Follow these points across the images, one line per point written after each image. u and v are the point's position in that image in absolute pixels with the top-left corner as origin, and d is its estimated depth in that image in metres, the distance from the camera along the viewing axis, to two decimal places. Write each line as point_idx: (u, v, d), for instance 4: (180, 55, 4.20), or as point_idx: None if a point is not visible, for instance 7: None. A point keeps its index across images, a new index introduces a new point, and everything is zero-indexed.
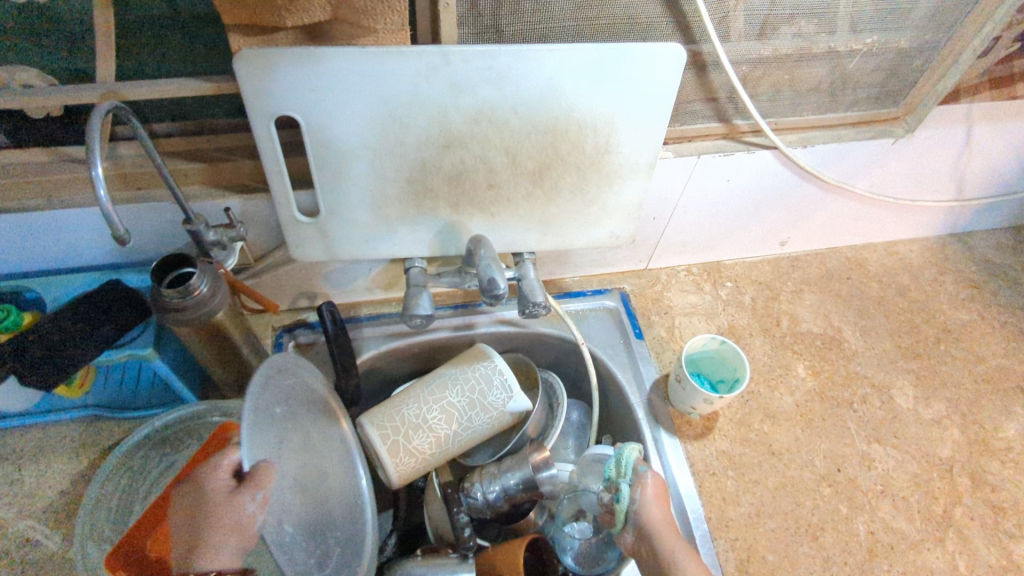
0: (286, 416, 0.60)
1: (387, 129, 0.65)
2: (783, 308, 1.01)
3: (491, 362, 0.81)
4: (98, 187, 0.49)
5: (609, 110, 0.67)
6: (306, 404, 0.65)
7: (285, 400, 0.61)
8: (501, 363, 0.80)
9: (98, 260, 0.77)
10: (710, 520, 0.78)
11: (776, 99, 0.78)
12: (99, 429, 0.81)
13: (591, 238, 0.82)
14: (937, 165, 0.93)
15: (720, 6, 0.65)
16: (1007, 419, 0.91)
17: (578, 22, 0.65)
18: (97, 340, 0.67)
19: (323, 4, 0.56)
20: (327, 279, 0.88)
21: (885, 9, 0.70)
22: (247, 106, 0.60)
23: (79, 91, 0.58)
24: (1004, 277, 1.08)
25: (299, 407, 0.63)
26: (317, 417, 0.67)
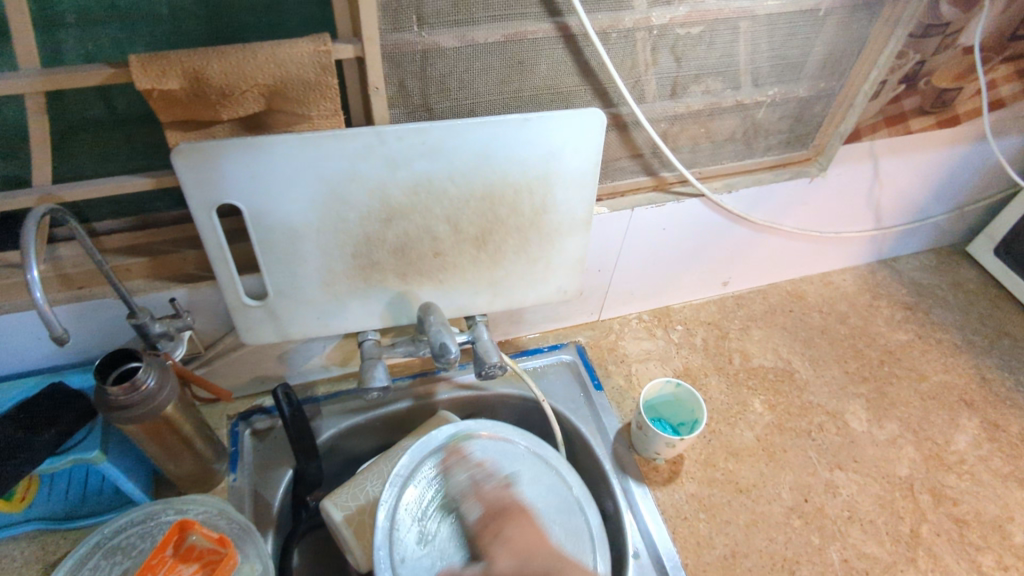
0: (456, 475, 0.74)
1: (330, 208, 0.67)
2: (733, 345, 1.04)
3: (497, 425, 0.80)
4: (35, 289, 0.49)
5: (541, 172, 0.71)
6: (501, 453, 0.77)
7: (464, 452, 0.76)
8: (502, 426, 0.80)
9: (39, 363, 0.76)
10: (687, 566, 0.78)
11: (696, 150, 0.84)
12: (43, 544, 0.76)
13: (539, 295, 0.84)
14: (853, 198, 1.01)
15: (631, 72, 0.71)
16: (956, 431, 0.95)
17: (502, 96, 0.69)
18: (38, 448, 0.65)
19: (256, 97, 0.58)
20: (280, 360, 0.87)
21: (779, 64, 0.77)
22: (188, 199, 0.62)
23: (15, 198, 0.60)
24: (934, 297, 1.14)
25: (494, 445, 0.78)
26: (501, 454, 0.77)
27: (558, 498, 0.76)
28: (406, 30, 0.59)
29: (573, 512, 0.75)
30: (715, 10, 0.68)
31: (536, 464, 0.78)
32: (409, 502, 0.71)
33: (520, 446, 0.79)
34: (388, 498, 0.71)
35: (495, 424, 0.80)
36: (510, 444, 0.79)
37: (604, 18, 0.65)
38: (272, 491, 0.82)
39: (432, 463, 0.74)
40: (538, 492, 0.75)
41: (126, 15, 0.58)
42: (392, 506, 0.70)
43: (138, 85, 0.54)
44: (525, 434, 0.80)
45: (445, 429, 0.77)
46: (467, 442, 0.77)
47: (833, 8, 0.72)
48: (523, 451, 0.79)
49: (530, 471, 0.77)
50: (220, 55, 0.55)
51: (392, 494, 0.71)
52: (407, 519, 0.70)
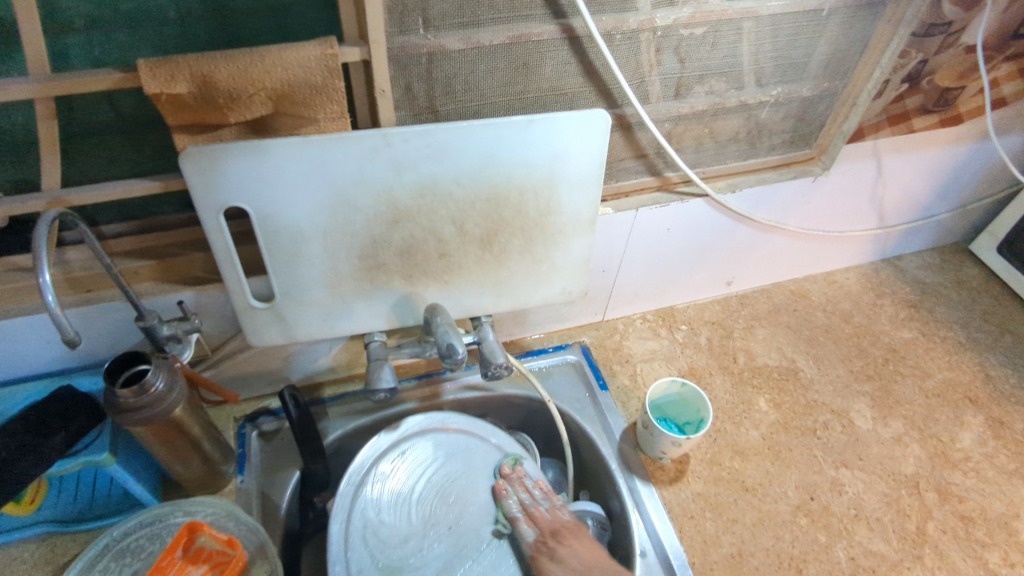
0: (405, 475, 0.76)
1: (336, 211, 0.67)
2: (738, 344, 1.04)
3: (445, 419, 0.81)
4: (47, 293, 0.50)
5: (546, 173, 0.71)
6: (448, 447, 0.79)
7: (411, 452, 0.77)
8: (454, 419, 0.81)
9: (48, 365, 0.76)
10: (694, 565, 0.78)
11: (700, 150, 0.85)
12: (53, 546, 0.77)
13: (545, 295, 0.84)
14: (856, 196, 1.01)
15: (636, 73, 0.71)
16: (961, 428, 0.95)
17: (506, 97, 0.69)
18: (48, 450, 0.65)
19: (263, 100, 0.59)
20: (287, 362, 0.88)
21: (783, 64, 0.77)
22: (196, 202, 0.62)
23: (25, 202, 0.60)
24: (938, 295, 1.15)
25: (442, 441, 0.79)
26: (449, 449, 0.78)
27: (513, 484, 0.77)
28: (412, 33, 0.60)
29: (525, 496, 0.76)
30: (718, 11, 0.68)
31: (490, 452, 0.79)
32: (359, 509, 0.72)
33: (473, 436, 0.80)
34: (344, 497, 0.72)
35: (448, 417, 0.81)
36: (457, 438, 0.80)
37: (608, 20, 0.65)
38: (280, 492, 0.82)
39: (386, 463, 0.76)
40: (488, 482, 0.77)
41: (134, 19, 0.59)
42: (348, 507, 0.71)
43: (146, 89, 0.54)
44: (473, 424, 0.81)
45: (399, 426, 0.78)
46: (420, 440, 0.79)
47: (836, 8, 0.73)
48: (470, 443, 0.80)
49: (484, 460, 0.78)
50: (228, 59, 0.55)
51: (348, 494, 0.72)
52: (362, 518, 0.71)
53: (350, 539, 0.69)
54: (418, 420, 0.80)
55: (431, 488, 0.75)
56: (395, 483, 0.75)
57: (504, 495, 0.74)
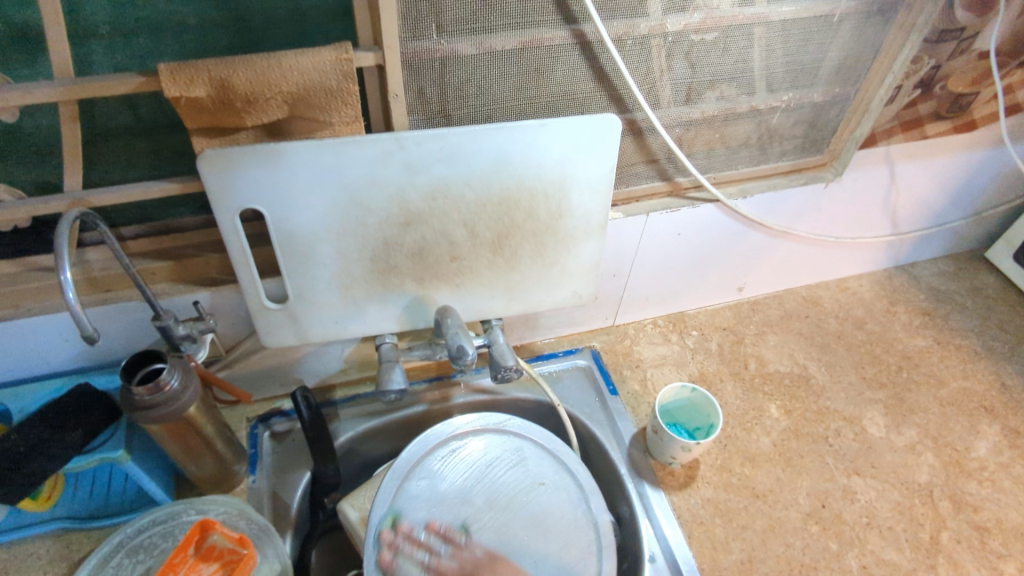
0: (452, 476, 0.74)
1: (349, 212, 0.68)
2: (749, 351, 1.04)
3: (502, 420, 0.79)
4: (67, 290, 0.51)
5: (556, 177, 0.72)
6: (501, 450, 0.77)
7: (460, 452, 0.76)
8: (510, 422, 0.79)
9: (66, 364, 0.78)
10: (703, 570, 0.78)
11: (711, 156, 0.85)
12: (68, 542, 0.78)
13: (555, 300, 0.85)
14: (869, 202, 1.00)
15: (646, 78, 0.72)
16: (976, 437, 0.94)
17: (518, 102, 0.70)
18: (65, 447, 0.66)
19: (280, 104, 0.60)
20: (299, 362, 0.88)
21: (794, 70, 0.77)
22: (212, 204, 0.63)
23: (47, 202, 0.62)
24: (953, 302, 1.14)
25: (495, 443, 0.77)
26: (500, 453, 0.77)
27: (561, 494, 0.75)
28: (425, 38, 0.60)
29: (574, 507, 0.75)
30: (729, 17, 0.68)
31: (543, 462, 0.77)
32: (404, 504, 0.70)
33: (525, 442, 0.78)
34: (388, 490, 0.70)
35: (503, 421, 0.79)
36: (510, 441, 0.78)
37: (619, 25, 0.66)
38: (291, 492, 0.83)
39: (435, 460, 0.74)
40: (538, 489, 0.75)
41: (154, 26, 0.60)
42: (391, 499, 0.70)
43: (166, 93, 0.55)
44: (529, 429, 0.79)
45: (453, 423, 0.77)
46: (473, 439, 0.77)
47: (848, 14, 0.73)
48: (524, 448, 0.78)
49: (536, 467, 0.77)
50: (246, 64, 0.56)
51: (392, 488, 0.71)
52: (406, 513, 0.69)
53: (392, 533, 0.67)
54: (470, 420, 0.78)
55: (479, 490, 0.74)
56: (440, 482, 0.73)
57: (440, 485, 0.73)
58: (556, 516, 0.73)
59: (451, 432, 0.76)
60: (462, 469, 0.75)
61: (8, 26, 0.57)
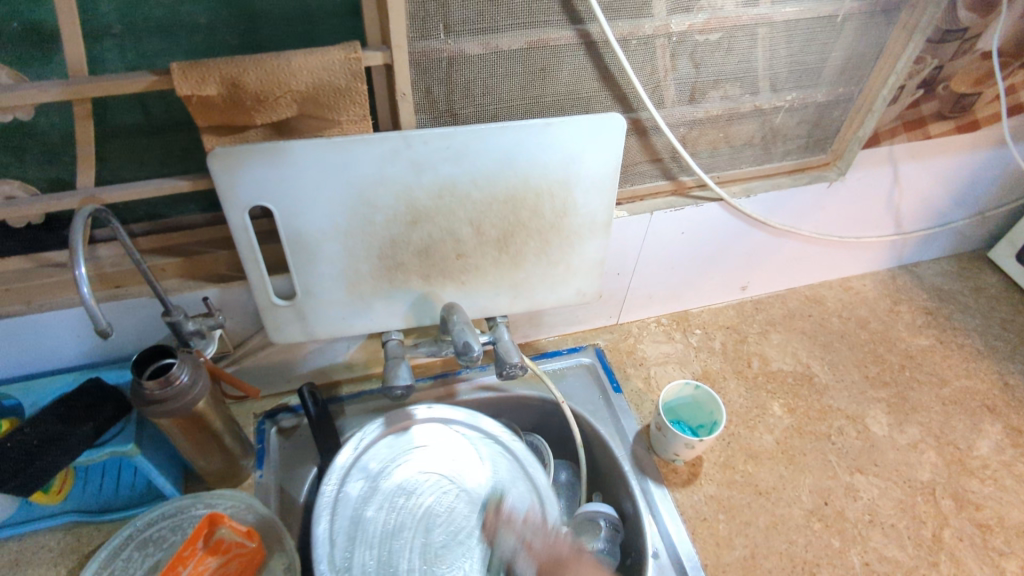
0: (388, 472, 0.78)
1: (357, 210, 0.69)
2: (752, 349, 1.05)
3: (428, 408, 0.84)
4: (81, 285, 0.52)
5: (561, 176, 0.73)
6: (433, 440, 0.82)
7: (390, 450, 0.80)
8: (439, 408, 0.84)
9: (77, 359, 0.79)
10: (707, 566, 0.78)
11: (715, 155, 0.86)
12: (78, 536, 0.79)
13: (559, 297, 0.86)
14: (872, 202, 1.01)
15: (651, 77, 0.72)
16: (979, 436, 0.94)
17: (524, 101, 0.71)
18: (77, 440, 0.67)
19: (289, 102, 0.61)
20: (306, 359, 0.89)
21: (797, 70, 0.78)
22: (222, 201, 0.64)
23: (60, 199, 0.63)
24: (956, 302, 1.14)
25: (425, 432, 0.82)
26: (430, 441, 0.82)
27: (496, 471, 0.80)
28: (433, 37, 0.61)
29: (513, 479, 0.79)
30: (733, 17, 0.69)
31: (474, 444, 0.82)
32: (344, 507, 0.74)
33: (454, 430, 0.83)
34: (326, 496, 0.74)
35: (431, 407, 0.84)
36: (441, 429, 0.83)
37: (624, 25, 0.67)
38: (298, 487, 0.84)
39: (368, 464, 0.78)
40: (475, 471, 0.80)
41: (166, 26, 0.61)
42: (331, 504, 0.74)
43: (178, 91, 0.56)
44: (457, 412, 0.84)
45: (382, 424, 0.82)
46: (401, 436, 0.81)
47: (851, 14, 0.73)
48: (455, 434, 0.82)
49: (468, 453, 0.81)
50: (256, 63, 0.57)
51: (330, 494, 0.74)
52: (348, 515, 0.73)
53: (336, 535, 0.71)
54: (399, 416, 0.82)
55: (418, 484, 0.78)
56: (380, 481, 0.77)
57: (497, 539, 0.73)
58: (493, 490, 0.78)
59: (377, 433, 0.81)
60: (394, 466, 0.79)
61: (23, 25, 0.58)
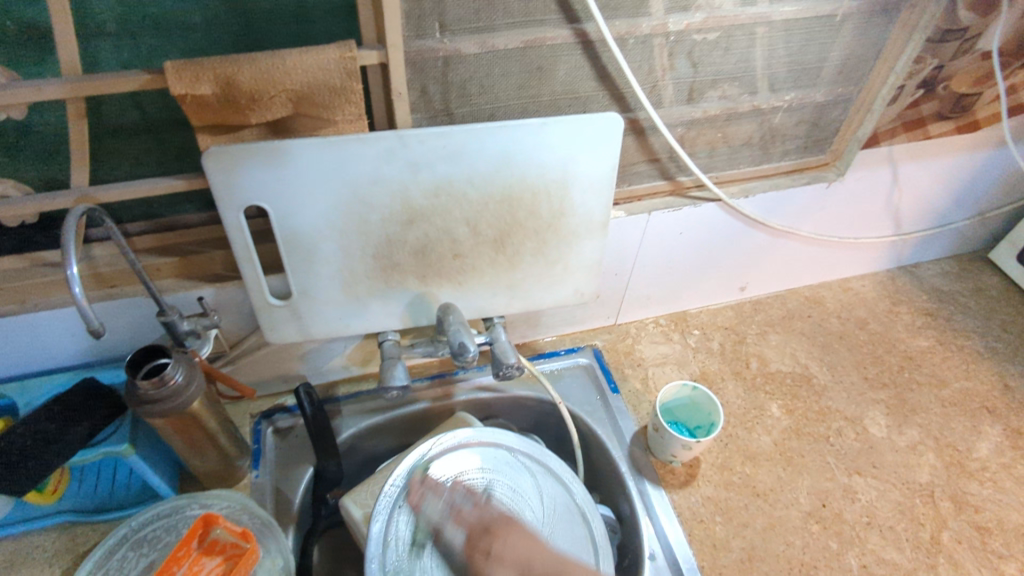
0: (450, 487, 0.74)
1: (353, 210, 0.68)
2: (751, 350, 1.04)
3: (497, 433, 0.80)
4: (74, 285, 0.52)
5: (558, 176, 0.72)
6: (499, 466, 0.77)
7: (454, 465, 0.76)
8: (510, 438, 0.79)
9: (72, 359, 0.79)
10: (703, 568, 0.78)
11: (713, 155, 0.85)
12: (73, 536, 0.78)
13: (557, 298, 0.85)
14: (871, 203, 1.00)
15: (648, 77, 0.72)
16: (978, 438, 0.94)
17: (521, 101, 0.70)
18: (72, 440, 0.67)
19: (284, 101, 0.60)
20: (303, 359, 0.89)
21: (796, 70, 0.77)
22: (217, 201, 0.64)
23: (54, 198, 0.62)
24: (955, 303, 1.13)
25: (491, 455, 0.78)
26: (496, 466, 0.77)
27: (557, 506, 0.75)
28: (429, 37, 0.61)
29: (570, 521, 0.74)
30: (731, 16, 0.69)
31: (539, 477, 0.77)
32: (405, 510, 0.70)
33: (520, 455, 0.79)
34: (388, 496, 0.70)
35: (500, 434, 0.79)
36: (505, 455, 0.78)
37: (621, 25, 0.66)
38: (293, 488, 0.84)
39: (433, 470, 0.74)
40: (535, 505, 0.75)
41: (160, 24, 0.61)
42: (390, 508, 0.70)
43: (171, 90, 0.56)
44: (524, 443, 0.80)
45: (451, 436, 0.77)
46: (467, 453, 0.77)
47: (850, 14, 0.73)
48: (520, 464, 0.78)
49: (531, 483, 0.77)
50: (250, 62, 0.57)
51: (391, 494, 0.71)
52: (408, 520, 0.69)
53: (393, 540, 0.67)
54: (466, 432, 0.78)
55: (478, 503, 0.73)
56: (441, 493, 0.73)
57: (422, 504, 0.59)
58: (552, 526, 0.73)
59: (447, 445, 0.76)
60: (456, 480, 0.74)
61: (17, 24, 0.58)
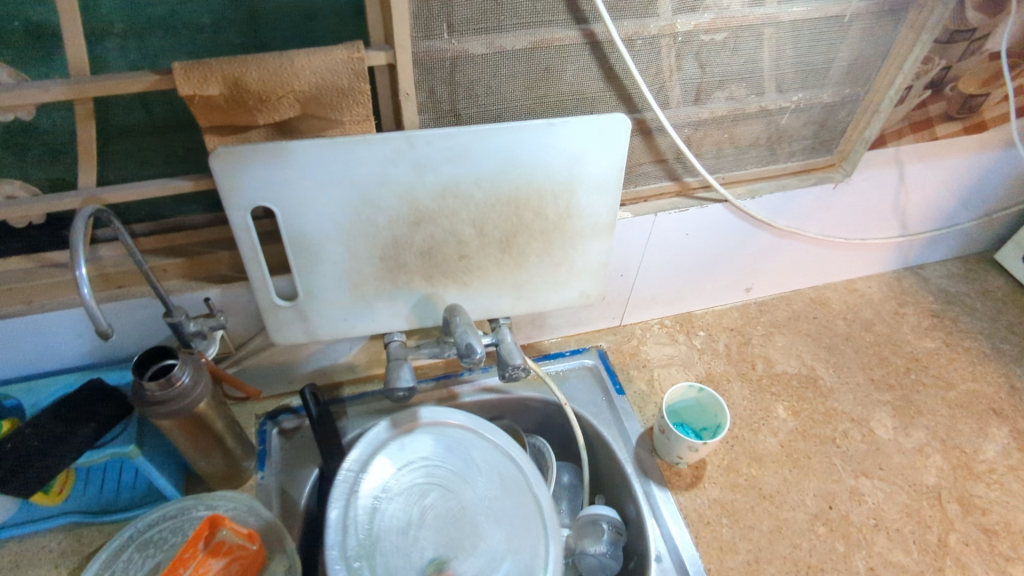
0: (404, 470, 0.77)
1: (359, 211, 0.68)
2: (756, 351, 1.04)
3: (447, 412, 0.82)
4: (82, 286, 0.51)
5: (565, 178, 0.72)
6: (454, 447, 0.79)
7: (407, 448, 0.78)
8: (458, 414, 0.82)
9: (79, 360, 0.79)
10: (710, 570, 0.78)
11: (720, 156, 0.85)
12: (79, 537, 0.78)
13: (563, 298, 0.85)
14: (877, 204, 1.00)
15: (656, 77, 0.72)
16: (985, 440, 0.93)
17: (528, 101, 0.70)
18: (79, 441, 0.67)
19: (292, 102, 0.60)
20: (308, 360, 0.89)
21: (803, 71, 0.77)
22: (224, 201, 0.64)
23: (62, 198, 0.62)
24: (961, 304, 1.13)
25: (444, 435, 0.80)
26: (448, 445, 0.79)
27: (506, 479, 0.78)
28: (437, 37, 0.61)
29: (519, 494, 0.77)
30: (739, 17, 0.69)
31: (489, 452, 0.80)
32: (359, 496, 0.73)
33: (467, 433, 0.81)
34: (342, 484, 0.73)
35: (450, 413, 0.82)
36: (457, 433, 0.81)
37: (629, 25, 0.66)
38: (299, 489, 0.84)
39: (384, 455, 0.77)
40: (485, 480, 0.78)
41: (168, 25, 0.61)
42: (346, 493, 0.72)
43: (180, 91, 0.56)
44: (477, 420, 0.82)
45: (401, 420, 0.80)
46: (420, 436, 0.79)
47: (858, 14, 0.73)
48: (470, 440, 0.80)
49: (482, 459, 0.79)
50: (258, 63, 0.57)
51: (347, 480, 0.73)
52: (362, 506, 0.72)
53: (349, 525, 0.70)
54: (418, 414, 0.81)
55: (430, 484, 0.76)
56: (390, 479, 0.76)
57: None
58: (502, 500, 0.76)
59: (397, 430, 0.79)
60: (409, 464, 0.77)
61: (25, 24, 0.58)
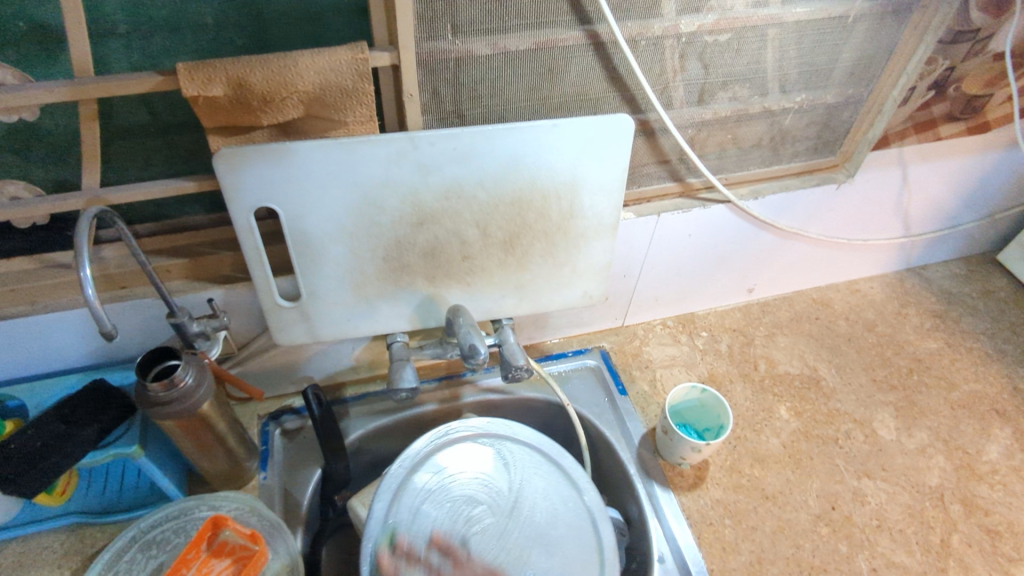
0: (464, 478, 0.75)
1: (362, 212, 0.68)
2: (759, 352, 1.04)
3: (511, 427, 0.80)
4: (87, 287, 0.51)
5: (569, 179, 0.72)
6: (519, 464, 0.78)
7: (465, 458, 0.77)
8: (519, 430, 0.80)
9: (82, 360, 0.79)
10: (713, 571, 0.78)
11: (723, 156, 0.85)
12: (81, 537, 0.78)
13: (566, 299, 0.85)
14: (880, 205, 1.00)
15: (659, 78, 0.72)
16: (987, 441, 0.93)
17: (532, 102, 0.70)
18: (82, 441, 0.67)
19: (296, 103, 0.60)
20: (311, 361, 0.89)
21: (806, 72, 0.77)
22: (227, 201, 0.64)
23: (66, 199, 0.62)
24: (964, 305, 1.13)
25: (508, 450, 0.79)
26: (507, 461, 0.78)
27: (567, 509, 0.75)
28: (440, 38, 0.61)
29: (580, 525, 0.73)
30: (742, 18, 0.68)
31: (552, 476, 0.77)
32: (407, 493, 0.72)
33: (534, 452, 0.79)
34: (392, 480, 0.73)
35: (513, 429, 0.80)
36: (518, 449, 0.79)
37: (633, 26, 0.66)
38: (301, 490, 0.84)
39: (442, 458, 0.76)
40: (546, 504, 0.75)
41: (172, 25, 0.61)
42: (393, 491, 0.72)
43: (184, 92, 0.56)
44: (543, 441, 0.80)
45: (459, 426, 0.79)
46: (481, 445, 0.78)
47: (862, 14, 0.72)
48: (534, 459, 0.78)
49: (542, 482, 0.76)
50: (262, 63, 0.57)
51: (398, 476, 0.73)
52: (410, 504, 0.72)
53: (390, 523, 0.70)
54: (479, 423, 0.80)
55: (484, 495, 0.74)
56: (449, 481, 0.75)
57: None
58: (559, 527, 0.73)
59: (459, 435, 0.78)
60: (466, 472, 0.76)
61: (28, 24, 0.58)
